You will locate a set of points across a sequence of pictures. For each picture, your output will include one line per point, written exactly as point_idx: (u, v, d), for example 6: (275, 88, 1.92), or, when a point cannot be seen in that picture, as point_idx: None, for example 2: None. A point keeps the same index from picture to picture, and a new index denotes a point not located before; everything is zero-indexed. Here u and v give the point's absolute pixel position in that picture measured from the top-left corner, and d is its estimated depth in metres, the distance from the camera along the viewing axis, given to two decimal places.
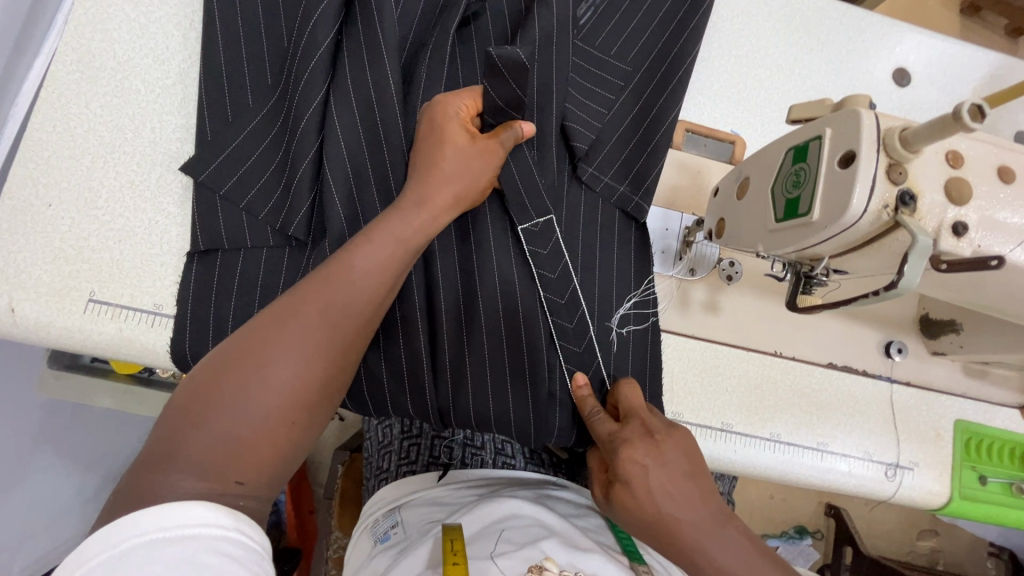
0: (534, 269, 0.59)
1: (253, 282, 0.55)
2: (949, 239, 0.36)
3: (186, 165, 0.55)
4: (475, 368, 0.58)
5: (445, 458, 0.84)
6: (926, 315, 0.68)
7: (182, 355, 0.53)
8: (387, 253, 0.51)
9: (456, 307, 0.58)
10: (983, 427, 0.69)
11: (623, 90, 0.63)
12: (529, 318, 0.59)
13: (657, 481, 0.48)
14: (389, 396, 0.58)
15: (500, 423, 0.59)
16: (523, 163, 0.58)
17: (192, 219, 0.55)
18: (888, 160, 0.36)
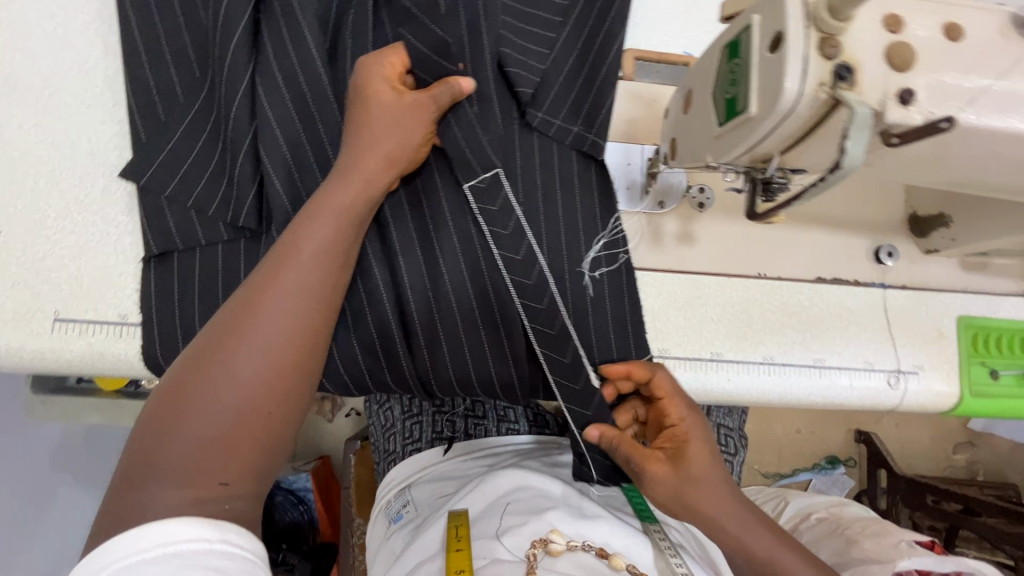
0: (487, 228, 0.58)
1: (213, 279, 0.55)
2: (896, 110, 0.33)
3: (125, 171, 0.54)
4: (447, 334, 0.58)
5: (448, 432, 0.83)
6: (913, 214, 0.66)
7: (154, 359, 0.54)
8: (337, 227, 0.51)
9: (419, 277, 0.57)
10: (992, 321, 0.66)
11: (563, 27, 0.61)
12: (493, 275, 0.58)
13: (710, 449, 0.56)
14: (367, 372, 0.58)
15: (483, 382, 0.60)
16: (465, 118, 0.56)
17: (143, 226, 0.55)
18: (818, 35, 0.33)
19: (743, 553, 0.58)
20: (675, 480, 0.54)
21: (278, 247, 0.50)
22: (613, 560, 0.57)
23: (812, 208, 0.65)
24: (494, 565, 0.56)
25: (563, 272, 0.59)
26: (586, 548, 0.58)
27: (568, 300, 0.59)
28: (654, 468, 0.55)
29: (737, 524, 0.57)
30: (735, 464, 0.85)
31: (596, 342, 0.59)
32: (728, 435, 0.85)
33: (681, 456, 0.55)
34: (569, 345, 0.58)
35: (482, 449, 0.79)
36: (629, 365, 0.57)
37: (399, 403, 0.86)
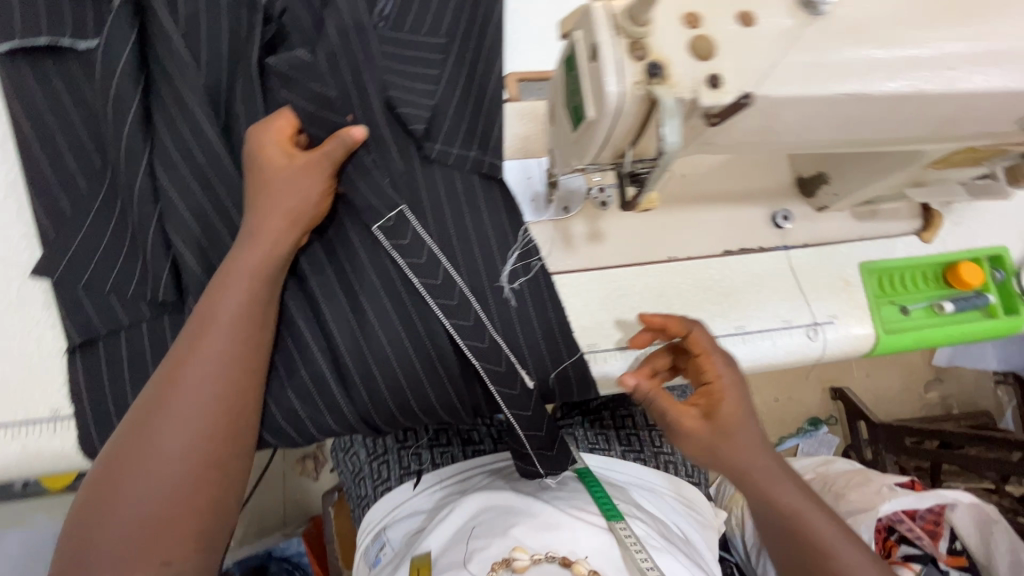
0: (402, 260, 0.60)
1: (140, 358, 0.56)
2: (706, 94, 0.37)
3: (38, 270, 0.56)
4: (381, 368, 0.60)
5: (416, 466, 0.84)
6: (800, 177, 0.71)
7: (92, 447, 0.54)
8: (250, 289, 0.53)
9: (343, 319, 0.60)
10: (890, 262, 0.71)
11: (444, 63, 0.65)
12: (414, 303, 0.61)
13: (746, 405, 0.58)
14: (308, 420, 0.60)
15: (425, 406, 0.62)
16: (362, 163, 0.60)
17: (63, 318, 0.56)
18: (627, 40, 0.37)
19: (771, 506, 0.59)
20: (707, 434, 0.57)
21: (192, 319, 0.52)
22: (576, 567, 0.58)
23: (707, 188, 0.69)
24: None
25: (484, 288, 0.62)
26: (550, 559, 0.59)
27: (490, 314, 0.61)
28: (687, 423, 0.58)
29: (766, 482, 0.59)
30: None
31: (527, 348, 0.62)
32: None
33: (714, 412, 0.57)
34: (501, 354, 0.61)
35: (450, 476, 0.81)
36: (667, 321, 0.61)
37: (364, 446, 0.88)
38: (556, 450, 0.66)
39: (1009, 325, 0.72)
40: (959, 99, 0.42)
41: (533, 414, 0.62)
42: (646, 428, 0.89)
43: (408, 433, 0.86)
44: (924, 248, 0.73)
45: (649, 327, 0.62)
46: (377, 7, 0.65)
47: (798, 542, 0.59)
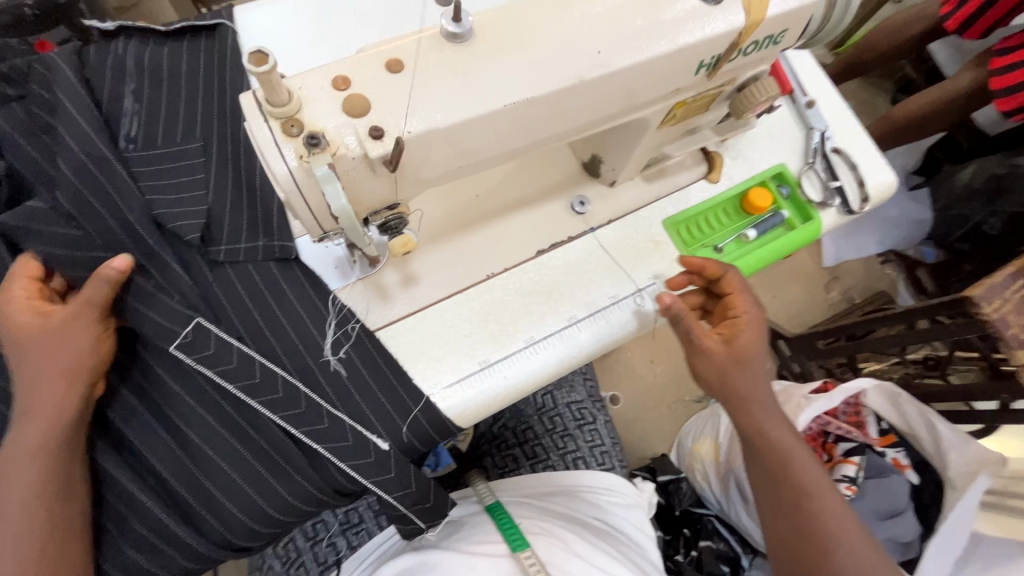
0: (210, 373, 0.59)
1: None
2: (370, 146, 0.39)
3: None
4: (221, 491, 0.61)
5: (334, 556, 0.82)
6: (584, 162, 0.75)
7: None
8: (28, 468, 0.54)
9: (170, 456, 0.61)
10: (689, 211, 0.77)
11: (207, 164, 0.65)
12: (238, 411, 0.61)
13: (756, 336, 0.69)
14: (158, 558, 0.62)
15: (280, 508, 0.63)
16: (141, 290, 0.59)
17: None
18: (280, 121, 0.38)
19: (763, 441, 0.72)
20: (727, 356, 0.67)
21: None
22: None
23: (503, 200, 0.72)
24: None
25: (310, 369, 0.61)
26: None
27: (323, 392, 0.61)
28: (710, 346, 0.67)
29: (763, 417, 0.71)
30: (600, 428, 0.92)
31: (371, 412, 0.62)
32: (582, 408, 0.93)
33: (734, 339, 0.68)
34: (345, 429, 0.61)
35: (366, 556, 0.78)
36: (705, 262, 0.69)
37: (278, 557, 0.84)
38: (433, 500, 0.67)
39: (809, 233, 0.77)
40: (620, 76, 0.47)
41: (397, 474, 0.63)
42: (545, 434, 0.89)
43: (317, 527, 0.84)
44: (715, 187, 0.79)
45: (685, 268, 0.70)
46: (119, 133, 0.64)
47: (776, 475, 0.72)
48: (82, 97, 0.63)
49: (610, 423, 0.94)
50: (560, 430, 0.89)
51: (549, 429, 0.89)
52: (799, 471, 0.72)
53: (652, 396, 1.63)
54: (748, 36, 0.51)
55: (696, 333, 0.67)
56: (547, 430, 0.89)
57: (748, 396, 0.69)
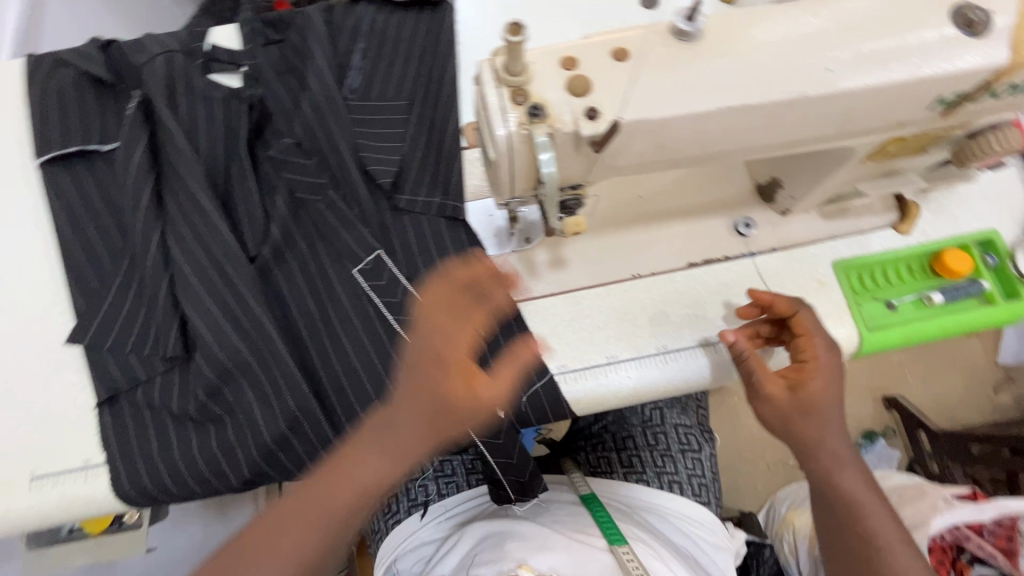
0: (378, 299, 0.66)
1: (161, 406, 0.64)
2: (585, 125, 0.41)
3: (72, 336, 0.65)
4: (361, 404, 0.64)
5: (422, 498, 0.87)
6: (758, 184, 0.72)
7: (122, 490, 0.62)
8: (372, 480, 0.49)
9: (328, 357, 0.65)
10: (868, 257, 0.70)
11: (408, 122, 0.73)
12: (391, 335, 0.65)
13: (834, 387, 0.60)
14: (294, 455, 0.64)
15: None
16: (342, 215, 0.68)
17: (93, 379, 0.65)
18: (510, 89, 0.42)
19: (833, 493, 0.62)
20: (791, 403, 0.60)
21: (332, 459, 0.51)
22: None
23: (664, 206, 0.72)
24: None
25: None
26: None
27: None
28: (772, 389, 0.61)
29: (838, 469, 0.61)
30: (704, 458, 0.88)
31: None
32: (689, 433, 0.89)
33: (802, 386, 0.60)
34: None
35: (456, 507, 0.83)
36: (775, 298, 0.63)
37: None
38: (528, 478, 0.69)
39: (1010, 313, 0.67)
40: (843, 99, 0.44)
41: (504, 442, 0.66)
42: (646, 448, 0.86)
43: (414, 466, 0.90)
44: (902, 239, 0.72)
45: (755, 302, 0.65)
46: (346, 84, 0.74)
47: (846, 531, 0.61)
48: (326, 47, 0.74)
49: (714, 455, 0.90)
50: (661, 449, 0.85)
51: (651, 444, 0.86)
52: (891, 556, 0.60)
53: (752, 448, 1.52)
54: (1006, 78, 0.46)
55: (756, 369, 0.62)
56: (648, 445, 0.86)
57: (824, 451, 0.61)
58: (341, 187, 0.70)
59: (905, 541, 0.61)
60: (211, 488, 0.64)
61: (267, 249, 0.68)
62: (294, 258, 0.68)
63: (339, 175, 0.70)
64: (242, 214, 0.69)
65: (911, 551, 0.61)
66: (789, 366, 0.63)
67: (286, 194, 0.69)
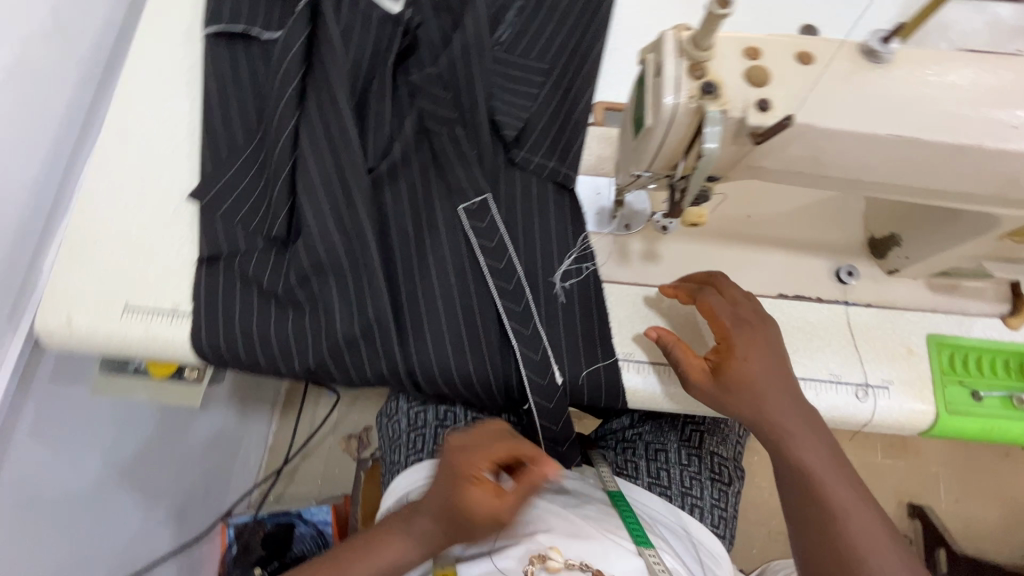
0: (474, 239, 0.68)
1: (252, 277, 0.68)
2: (754, 114, 0.42)
3: (193, 195, 0.70)
4: (433, 332, 0.66)
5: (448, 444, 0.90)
6: (872, 237, 0.71)
7: (197, 343, 0.66)
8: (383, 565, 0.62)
9: (414, 280, 0.68)
10: (964, 340, 0.68)
11: (544, 85, 0.73)
12: (478, 277, 0.68)
13: (760, 358, 0.60)
14: (355, 359, 0.66)
15: (463, 375, 0.66)
16: (463, 155, 0.71)
17: (198, 236, 0.69)
18: (689, 62, 0.43)
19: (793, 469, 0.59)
20: (716, 384, 0.60)
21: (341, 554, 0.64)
22: None
23: (770, 233, 0.72)
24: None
25: (538, 282, 0.68)
26: (583, 568, 0.62)
27: (540, 305, 0.67)
28: (697, 369, 0.61)
29: (801, 433, 0.59)
30: (730, 493, 0.86)
31: (566, 345, 0.66)
32: (723, 465, 0.87)
33: (721, 365, 0.60)
34: (540, 344, 0.66)
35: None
36: (679, 288, 0.66)
37: (406, 416, 0.95)
38: (564, 447, 0.71)
39: None
40: (1017, 160, 0.43)
41: (554, 407, 0.67)
42: (677, 465, 0.85)
43: (447, 414, 0.91)
44: (1006, 333, 0.69)
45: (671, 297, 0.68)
46: (496, 34, 0.76)
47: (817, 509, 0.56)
48: None
49: (740, 492, 0.88)
50: (691, 470, 0.85)
51: (682, 463, 0.86)
52: (843, 520, 0.55)
53: (758, 510, 1.48)
54: None
55: (676, 350, 0.62)
56: (681, 462, 0.86)
57: (767, 422, 0.59)
58: (468, 127, 0.72)
59: (870, 511, 0.56)
60: (273, 368, 0.67)
61: (385, 165, 0.71)
62: (406, 180, 0.71)
63: (468, 116, 0.72)
64: (370, 126, 0.71)
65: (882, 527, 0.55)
66: (716, 347, 0.63)
67: (415, 121, 0.73)
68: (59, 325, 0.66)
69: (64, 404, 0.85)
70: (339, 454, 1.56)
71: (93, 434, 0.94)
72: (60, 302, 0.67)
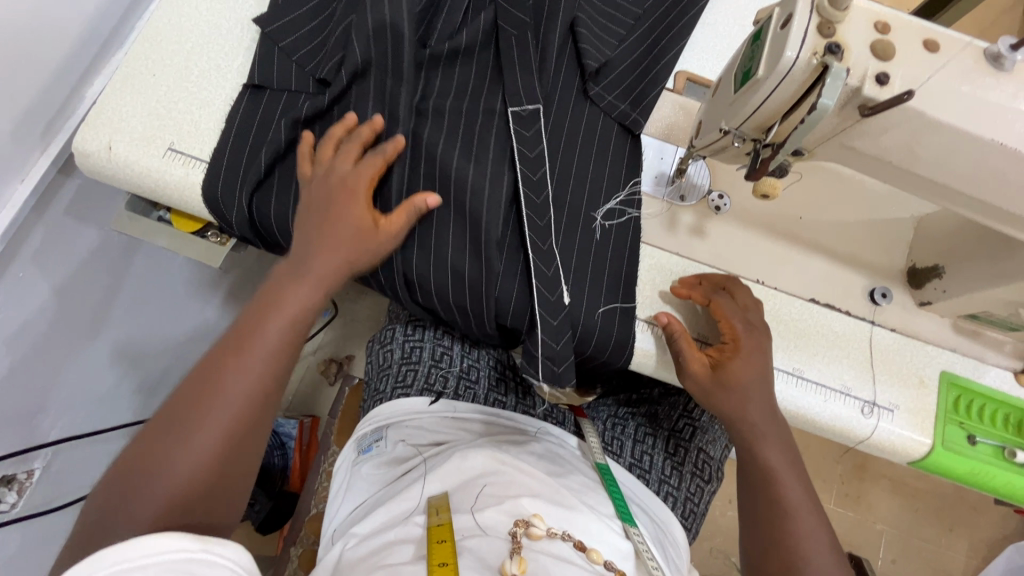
0: (516, 143, 0.64)
1: (283, 115, 0.65)
2: (869, 86, 0.42)
3: (258, 19, 0.69)
4: (439, 219, 0.63)
5: (439, 386, 0.83)
6: (913, 266, 0.71)
7: (210, 186, 0.63)
8: (296, 313, 0.59)
9: (434, 164, 0.63)
10: (973, 386, 0.69)
11: (634, 29, 0.70)
12: (506, 180, 0.64)
13: (759, 364, 0.62)
14: None
15: (456, 272, 0.63)
16: (526, 54, 0.65)
17: (253, 62, 0.68)
18: (819, 20, 0.42)
19: (756, 461, 0.64)
20: (711, 383, 0.63)
21: (217, 358, 0.57)
22: (591, 554, 0.55)
23: (817, 238, 0.72)
24: (467, 540, 0.54)
25: (578, 213, 0.66)
26: (565, 538, 0.56)
27: (565, 228, 0.65)
28: (696, 365, 0.63)
29: (768, 440, 0.63)
30: (706, 492, 0.86)
31: (589, 279, 0.65)
32: (706, 463, 0.86)
33: (723, 366, 0.62)
34: (554, 261, 0.63)
35: (467, 411, 0.79)
36: (691, 289, 0.66)
37: (400, 347, 0.87)
38: (561, 369, 0.63)
39: None
40: None
41: (557, 326, 0.63)
42: (661, 453, 0.86)
43: (444, 356, 0.86)
44: (1014, 388, 0.70)
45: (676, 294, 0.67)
46: None
47: (772, 499, 0.62)
48: None
49: (715, 493, 0.88)
50: (675, 461, 0.85)
51: (668, 453, 0.85)
52: (791, 516, 0.61)
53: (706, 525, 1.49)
54: None
55: (681, 340, 0.63)
56: (666, 452, 0.86)
57: (747, 424, 0.63)
58: (541, 36, 0.67)
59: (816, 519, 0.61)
60: (267, 220, 0.63)
61: (446, 47, 0.65)
62: (463, 69, 0.66)
63: (546, 24, 0.67)
64: (445, 10, 0.67)
65: (827, 535, 0.60)
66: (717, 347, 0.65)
67: (490, 17, 0.67)
68: (98, 149, 0.64)
69: (70, 239, 0.83)
70: (316, 375, 1.54)
71: (90, 283, 0.91)
72: (103, 126, 0.65)
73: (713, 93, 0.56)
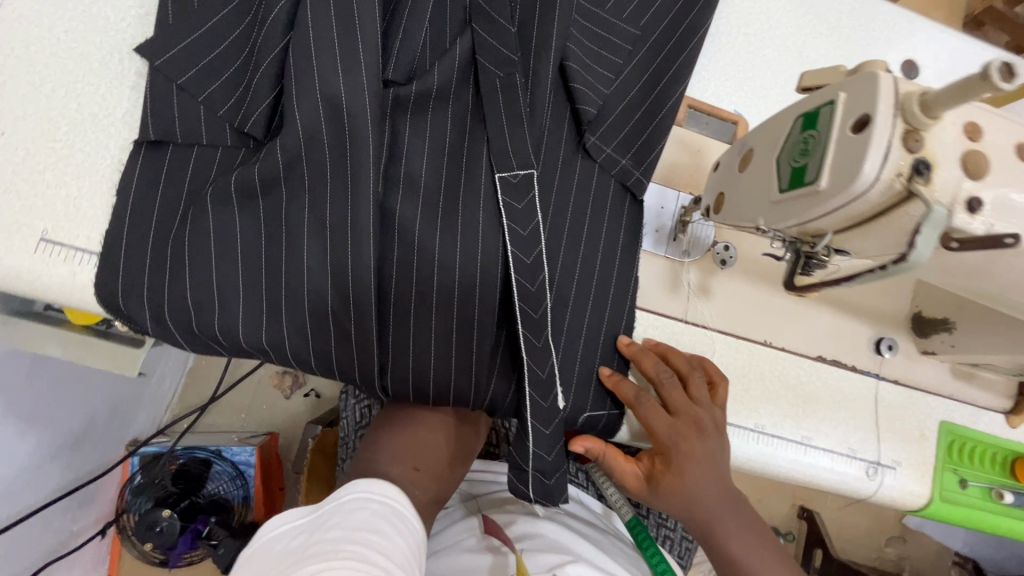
0: (505, 219, 0.53)
1: (201, 187, 0.51)
2: (961, 214, 0.34)
3: (142, 48, 0.51)
4: (418, 319, 0.52)
5: None
6: (917, 313, 0.68)
7: (108, 291, 0.49)
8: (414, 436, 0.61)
9: (410, 252, 0.52)
10: (968, 429, 0.68)
11: (632, 57, 0.58)
12: (496, 264, 0.53)
13: (695, 469, 0.54)
14: (310, 330, 0.51)
15: (441, 381, 0.54)
16: (512, 101, 0.54)
17: (144, 106, 0.51)
18: (905, 127, 0.34)
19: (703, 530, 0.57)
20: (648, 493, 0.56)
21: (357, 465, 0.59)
22: None
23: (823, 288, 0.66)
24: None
25: (575, 287, 0.57)
26: None
27: (561, 308, 0.56)
28: (629, 478, 0.56)
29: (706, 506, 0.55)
30: None
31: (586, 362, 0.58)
32: None
33: (656, 478, 0.55)
34: (549, 361, 0.54)
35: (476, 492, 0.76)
36: (617, 384, 0.57)
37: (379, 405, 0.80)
38: (552, 480, 0.57)
39: None
40: None
41: (551, 435, 0.55)
42: None
43: None
44: (1004, 430, 0.70)
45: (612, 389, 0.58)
46: None
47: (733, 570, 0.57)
48: None
49: None
50: None
51: None
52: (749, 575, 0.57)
53: None
54: None
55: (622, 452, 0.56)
56: None
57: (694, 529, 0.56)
58: (528, 75, 0.55)
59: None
60: (202, 332, 0.50)
61: (413, 89, 0.52)
62: (433, 116, 0.53)
63: (535, 62, 0.55)
64: (397, 40, 0.52)
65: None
66: (653, 449, 0.56)
67: (466, 47, 0.54)
68: None
69: None
70: (268, 392, 1.41)
71: None
72: None
73: (740, 163, 0.46)
